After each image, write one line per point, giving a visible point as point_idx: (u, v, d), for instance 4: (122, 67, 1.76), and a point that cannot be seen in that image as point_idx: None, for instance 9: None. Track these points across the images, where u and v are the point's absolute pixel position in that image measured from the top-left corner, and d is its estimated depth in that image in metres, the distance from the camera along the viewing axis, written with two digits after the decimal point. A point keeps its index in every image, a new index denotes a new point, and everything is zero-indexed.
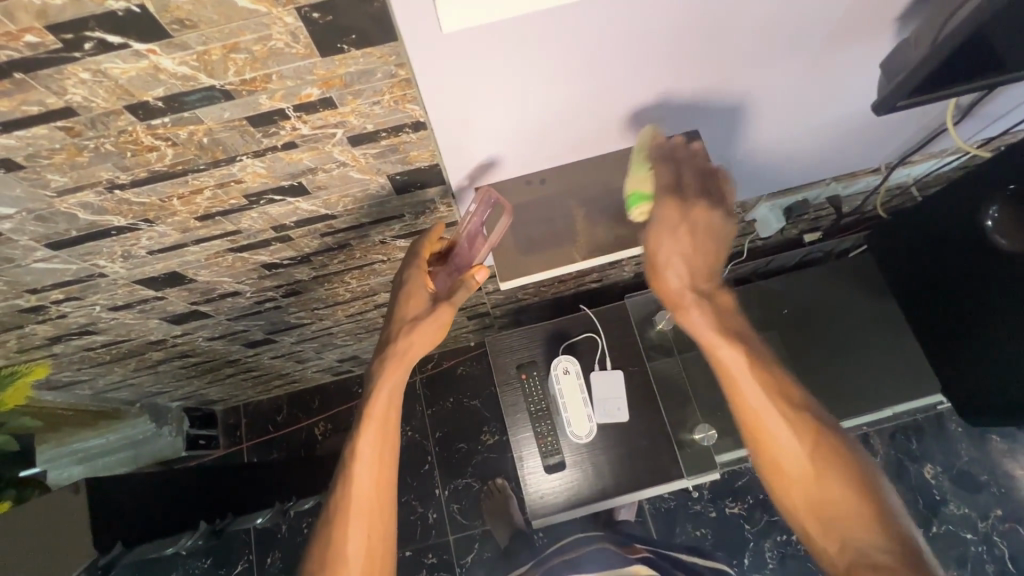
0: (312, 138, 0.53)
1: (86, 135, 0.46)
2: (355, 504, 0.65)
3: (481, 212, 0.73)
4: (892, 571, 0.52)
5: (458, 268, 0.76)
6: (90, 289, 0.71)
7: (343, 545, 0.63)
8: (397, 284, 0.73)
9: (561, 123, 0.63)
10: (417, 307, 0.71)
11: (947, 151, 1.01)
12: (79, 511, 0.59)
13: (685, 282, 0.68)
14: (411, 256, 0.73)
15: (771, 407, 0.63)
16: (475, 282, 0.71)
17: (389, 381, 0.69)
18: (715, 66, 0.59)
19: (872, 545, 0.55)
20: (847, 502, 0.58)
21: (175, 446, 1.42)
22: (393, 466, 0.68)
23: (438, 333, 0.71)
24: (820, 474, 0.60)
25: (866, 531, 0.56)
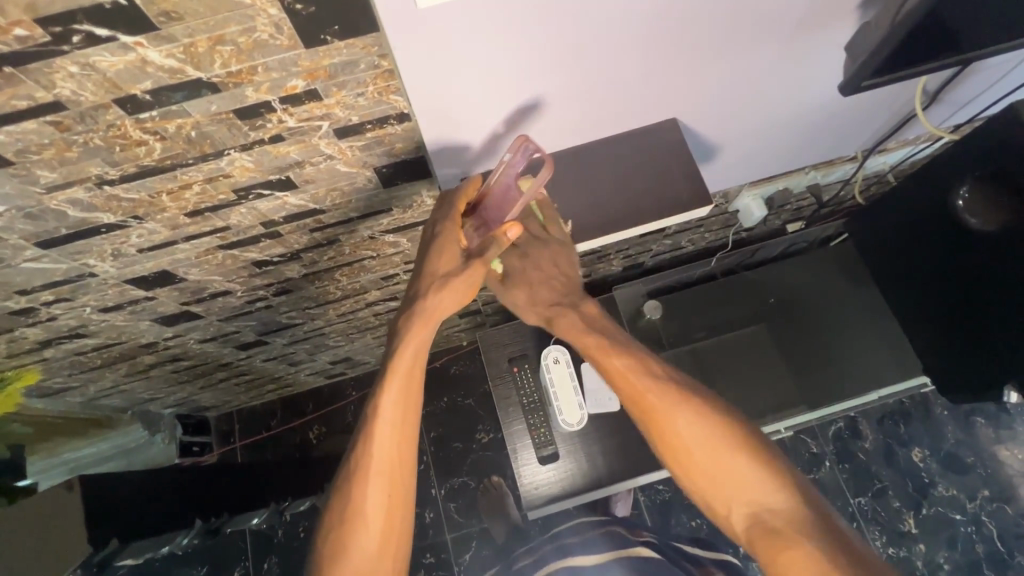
0: (299, 131, 0.54)
1: (75, 129, 0.46)
2: (375, 466, 0.66)
3: (515, 162, 0.65)
4: (787, 529, 0.57)
5: (487, 223, 0.71)
6: (80, 289, 0.72)
7: (363, 501, 0.65)
8: (428, 237, 0.70)
9: (545, 111, 0.66)
10: (448, 263, 0.69)
11: (920, 138, 1.04)
12: (74, 508, 0.59)
13: (555, 302, 0.77)
14: (444, 205, 0.70)
15: (659, 395, 0.67)
16: (506, 238, 0.67)
17: (414, 339, 0.68)
18: (691, 55, 0.61)
19: (767, 504, 0.59)
20: (737, 463, 0.62)
21: (168, 454, 1.43)
22: (414, 426, 0.68)
23: (467, 294, 0.69)
24: (715, 438, 0.64)
25: (755, 493, 0.60)
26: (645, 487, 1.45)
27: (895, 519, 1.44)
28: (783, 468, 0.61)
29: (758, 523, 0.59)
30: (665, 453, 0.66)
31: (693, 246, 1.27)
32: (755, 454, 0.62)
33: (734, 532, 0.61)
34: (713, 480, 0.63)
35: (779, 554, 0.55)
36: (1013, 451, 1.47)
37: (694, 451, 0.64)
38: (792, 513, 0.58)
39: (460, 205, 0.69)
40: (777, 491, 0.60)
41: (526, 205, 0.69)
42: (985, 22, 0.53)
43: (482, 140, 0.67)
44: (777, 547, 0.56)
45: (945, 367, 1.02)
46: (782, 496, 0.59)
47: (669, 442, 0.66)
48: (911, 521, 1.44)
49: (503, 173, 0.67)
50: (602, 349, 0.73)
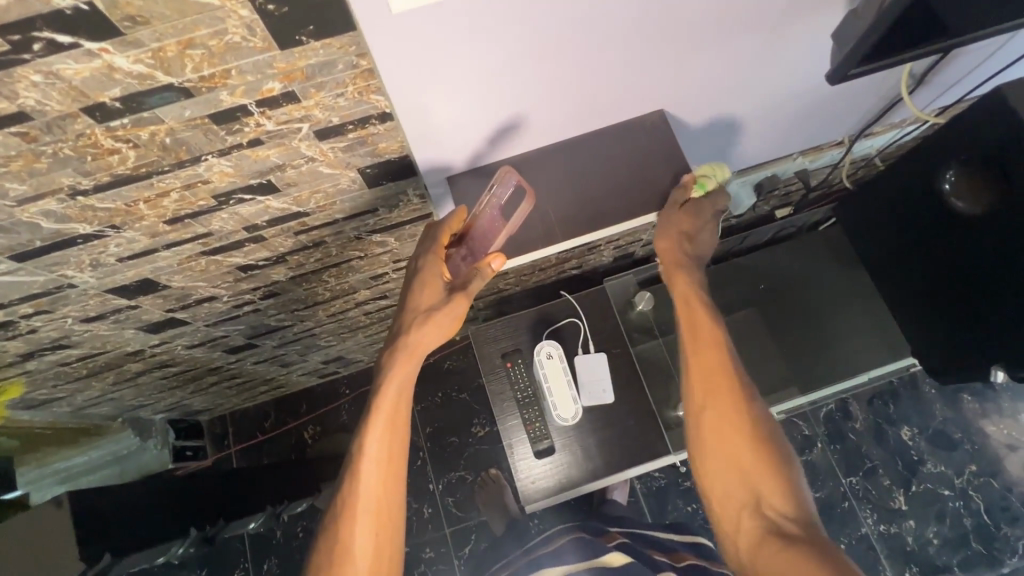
0: (278, 134, 0.53)
1: (43, 140, 0.45)
2: (361, 506, 0.67)
3: (500, 193, 0.71)
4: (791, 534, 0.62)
5: (473, 253, 0.73)
6: (60, 301, 0.70)
7: (350, 543, 0.65)
8: (413, 271, 0.72)
9: (527, 105, 0.64)
10: (431, 296, 0.70)
11: (906, 121, 1.05)
12: (63, 526, 0.58)
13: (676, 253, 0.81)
14: (428, 240, 0.72)
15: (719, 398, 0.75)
16: (490, 269, 0.68)
17: (398, 376, 0.69)
18: (676, 40, 0.61)
19: (781, 514, 0.65)
20: (769, 472, 0.68)
21: (161, 459, 1.41)
22: (400, 466, 0.70)
23: (452, 325, 0.70)
24: (757, 447, 0.71)
25: (774, 496, 0.66)
26: (641, 475, 1.46)
27: (885, 497, 1.47)
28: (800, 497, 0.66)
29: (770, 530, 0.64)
30: (709, 445, 0.73)
31: None
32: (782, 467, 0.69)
33: (738, 532, 0.66)
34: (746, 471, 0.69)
35: (777, 552, 0.60)
36: (999, 425, 1.50)
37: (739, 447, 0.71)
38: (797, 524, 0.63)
39: (445, 237, 0.70)
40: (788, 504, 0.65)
41: (510, 233, 0.70)
42: (969, 7, 0.52)
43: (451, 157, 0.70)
44: (783, 550, 0.60)
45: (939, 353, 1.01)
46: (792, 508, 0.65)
47: (717, 436, 0.73)
48: (901, 498, 1.47)
49: (489, 204, 0.72)
50: (711, 338, 0.79)
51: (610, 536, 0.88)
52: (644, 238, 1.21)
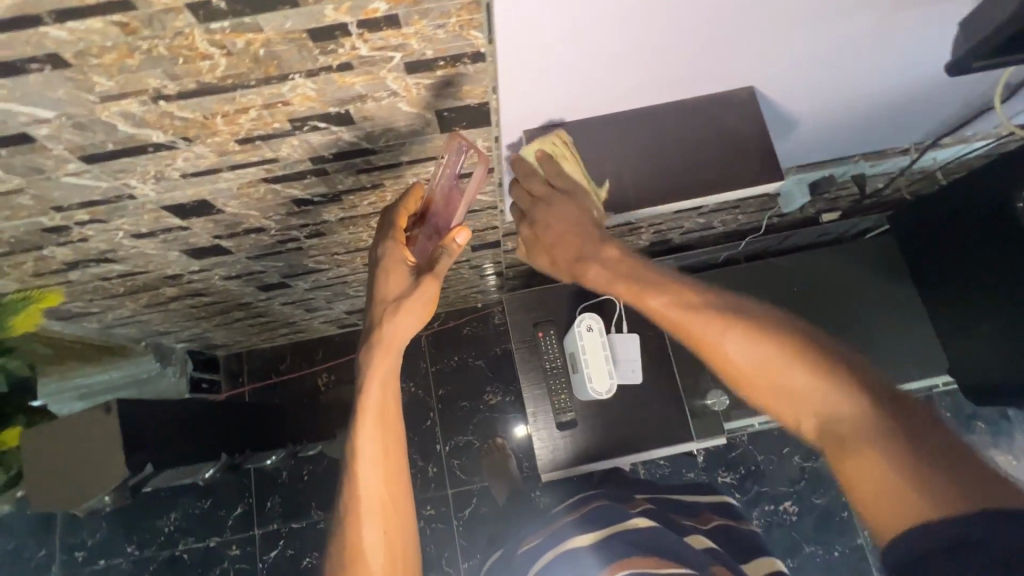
0: (369, 61, 0.51)
1: (141, 34, 0.43)
2: (365, 504, 0.66)
3: (453, 160, 0.69)
4: (854, 434, 0.49)
5: (438, 230, 0.74)
6: (116, 211, 0.69)
7: (359, 541, 0.65)
8: (375, 261, 0.71)
9: (622, 68, 0.61)
10: (398, 282, 0.69)
11: (977, 136, 1.03)
12: (112, 432, 0.59)
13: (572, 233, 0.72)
14: (386, 227, 0.72)
15: (699, 319, 0.60)
16: (456, 244, 0.68)
17: (378, 373, 0.68)
18: (788, 19, 0.57)
19: (834, 410, 0.51)
20: (792, 369, 0.54)
21: (178, 388, 1.42)
22: (399, 456, 0.69)
23: (425, 309, 0.69)
24: (763, 340, 0.56)
25: (822, 399, 0.52)
26: (647, 461, 1.48)
27: None
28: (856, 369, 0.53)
29: (825, 431, 0.52)
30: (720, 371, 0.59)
31: (724, 227, 1.26)
32: (813, 353, 0.54)
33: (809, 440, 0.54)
34: (779, 388, 0.55)
35: (851, 463, 0.49)
36: (1008, 457, 1.50)
37: (757, 366, 0.56)
38: (861, 410, 0.50)
39: (401, 218, 0.71)
40: (838, 396, 0.51)
41: (469, 201, 0.72)
42: None
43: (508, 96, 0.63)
44: (859, 462, 0.48)
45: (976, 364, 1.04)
46: (850, 400, 0.51)
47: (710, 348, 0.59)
48: None
49: (444, 173, 0.70)
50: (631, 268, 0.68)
51: (636, 502, 0.89)
52: (685, 225, 1.20)
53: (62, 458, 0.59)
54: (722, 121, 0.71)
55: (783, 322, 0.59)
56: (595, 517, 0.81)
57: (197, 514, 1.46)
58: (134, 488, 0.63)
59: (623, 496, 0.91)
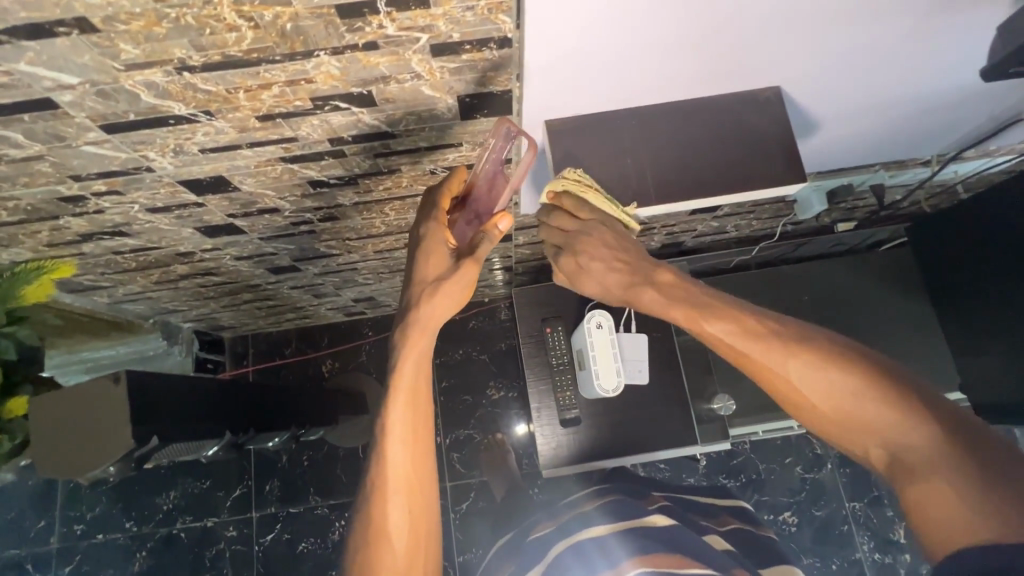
0: (395, 41, 0.51)
1: (169, 1, 0.43)
2: (393, 483, 0.64)
3: (498, 145, 0.68)
4: (922, 466, 0.48)
5: (479, 216, 0.73)
6: (133, 183, 0.69)
7: (385, 521, 0.63)
8: (416, 241, 0.70)
9: (652, 59, 0.60)
10: (437, 264, 0.68)
11: (1001, 151, 1.01)
12: (119, 403, 0.58)
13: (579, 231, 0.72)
14: (428, 208, 0.71)
15: (763, 347, 0.58)
16: (498, 231, 0.69)
17: (412, 353, 0.66)
18: (822, 18, 0.56)
19: (903, 441, 0.50)
20: (862, 400, 0.52)
21: (183, 366, 1.43)
22: (427, 441, 0.67)
23: (464, 294, 0.68)
24: (828, 370, 0.54)
25: (895, 427, 0.50)
26: (647, 464, 1.47)
27: (886, 528, 1.46)
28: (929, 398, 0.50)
29: (895, 463, 0.50)
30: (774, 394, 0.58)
31: (738, 232, 1.25)
32: (883, 384, 0.51)
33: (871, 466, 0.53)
34: (838, 415, 0.54)
35: (925, 500, 0.46)
36: None
37: (815, 391, 0.55)
38: (928, 443, 0.48)
39: (445, 201, 0.70)
40: (914, 425, 0.49)
41: (515, 188, 0.71)
42: None
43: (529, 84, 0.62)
44: (928, 490, 0.46)
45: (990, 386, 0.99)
46: (925, 434, 0.48)
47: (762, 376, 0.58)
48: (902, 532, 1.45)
49: (489, 158, 0.70)
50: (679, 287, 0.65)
51: (653, 499, 0.87)
52: (699, 228, 1.20)
53: (70, 425, 0.59)
54: (747, 119, 0.70)
55: (842, 343, 0.57)
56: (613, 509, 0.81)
57: (196, 494, 1.46)
58: (139, 461, 0.62)
59: (638, 492, 0.90)
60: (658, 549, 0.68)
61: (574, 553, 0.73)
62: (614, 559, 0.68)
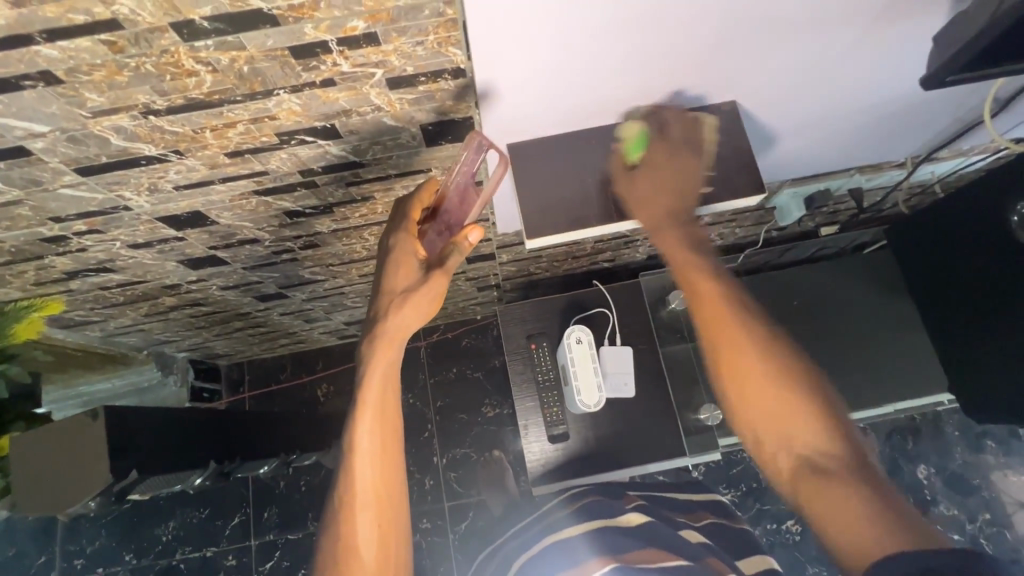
0: (351, 77, 0.53)
1: (128, 52, 0.45)
2: (361, 496, 0.64)
3: (468, 162, 0.67)
4: (832, 473, 0.58)
5: (449, 227, 0.72)
6: (112, 222, 0.71)
7: (353, 537, 0.63)
8: (385, 252, 0.69)
9: (608, 77, 0.61)
10: (407, 276, 0.67)
11: (975, 150, 1.01)
12: (96, 438, 0.59)
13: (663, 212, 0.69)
14: (398, 218, 0.69)
15: (732, 330, 0.66)
16: (467, 244, 0.66)
17: (379, 365, 0.66)
18: (766, 34, 0.57)
19: (814, 449, 0.60)
20: (796, 407, 0.62)
21: (179, 397, 1.45)
22: (395, 453, 0.67)
23: (433, 306, 0.67)
24: (775, 377, 0.64)
25: (812, 436, 0.61)
26: (646, 476, 1.46)
27: None
28: (847, 429, 0.62)
29: (805, 467, 0.60)
30: (724, 381, 0.66)
31: (722, 240, 1.25)
32: (818, 403, 0.63)
33: (776, 471, 0.63)
34: (771, 410, 0.63)
35: (820, 500, 0.57)
36: (1019, 477, 1.46)
37: (760, 380, 0.64)
38: (840, 460, 0.59)
39: (415, 212, 0.69)
40: (824, 438, 0.61)
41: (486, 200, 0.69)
42: None
43: (488, 107, 0.62)
44: (828, 488, 0.57)
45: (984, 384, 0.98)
46: (835, 444, 0.60)
47: (728, 358, 0.66)
48: None
49: (458, 173, 0.68)
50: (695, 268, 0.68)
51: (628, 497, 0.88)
52: None
53: (50, 462, 0.60)
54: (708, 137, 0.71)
55: (791, 350, 0.66)
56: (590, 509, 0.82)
57: (195, 523, 1.46)
58: (117, 496, 0.63)
59: (615, 491, 0.90)
60: (634, 544, 0.70)
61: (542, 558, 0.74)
62: (587, 553, 0.69)
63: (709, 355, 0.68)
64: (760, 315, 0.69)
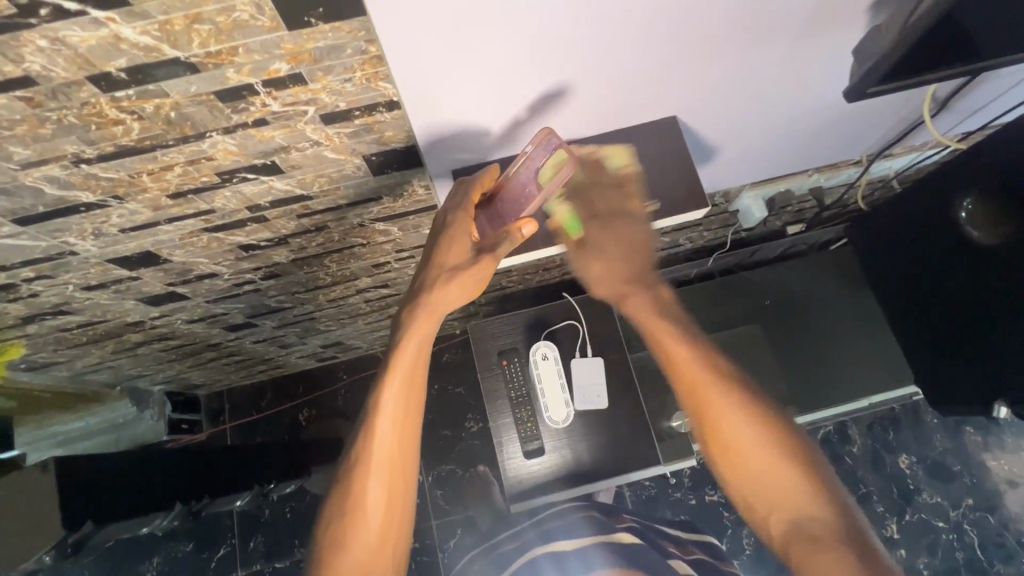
0: (284, 115, 0.53)
1: (47, 106, 0.45)
2: (376, 459, 0.65)
3: (536, 155, 0.68)
4: (822, 539, 0.59)
5: (502, 216, 0.71)
6: (61, 267, 0.70)
7: (365, 499, 0.65)
8: (440, 224, 0.69)
9: (543, 101, 0.62)
10: (459, 254, 0.68)
11: (928, 144, 1.03)
12: (48, 486, 0.59)
13: (625, 282, 0.77)
14: (457, 195, 0.68)
15: (729, 404, 0.68)
16: (522, 234, 0.67)
17: (416, 335, 0.68)
18: (693, 54, 0.59)
19: (806, 514, 0.62)
20: (791, 478, 0.64)
21: (155, 430, 1.42)
22: (415, 424, 0.68)
23: (476, 288, 0.69)
24: (771, 447, 0.66)
25: (798, 501, 0.62)
26: (632, 483, 1.45)
27: (878, 524, 1.44)
28: (835, 490, 0.63)
29: (801, 535, 0.61)
30: (716, 455, 0.68)
31: (691, 245, 1.27)
32: (807, 467, 0.64)
33: (770, 538, 0.64)
34: (764, 481, 0.65)
35: (812, 560, 0.58)
36: (1000, 460, 1.47)
37: (744, 445, 0.66)
38: (826, 526, 0.60)
39: (477, 193, 0.68)
40: (819, 505, 0.62)
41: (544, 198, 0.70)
42: (990, 29, 0.51)
43: (527, 107, 0.62)
44: (819, 555, 0.58)
45: (947, 375, 0.99)
46: (826, 512, 0.61)
47: (712, 429, 0.68)
48: (894, 527, 1.43)
49: (524, 165, 0.69)
50: (687, 359, 0.72)
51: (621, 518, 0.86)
52: (651, 245, 1.21)
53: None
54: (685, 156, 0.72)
55: (790, 422, 0.68)
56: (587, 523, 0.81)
57: (180, 557, 1.44)
58: (72, 548, 0.62)
59: (608, 510, 0.89)
60: (629, 560, 0.69)
61: (553, 559, 0.73)
62: (590, 563, 0.68)
63: (693, 424, 0.71)
64: (745, 381, 0.71)
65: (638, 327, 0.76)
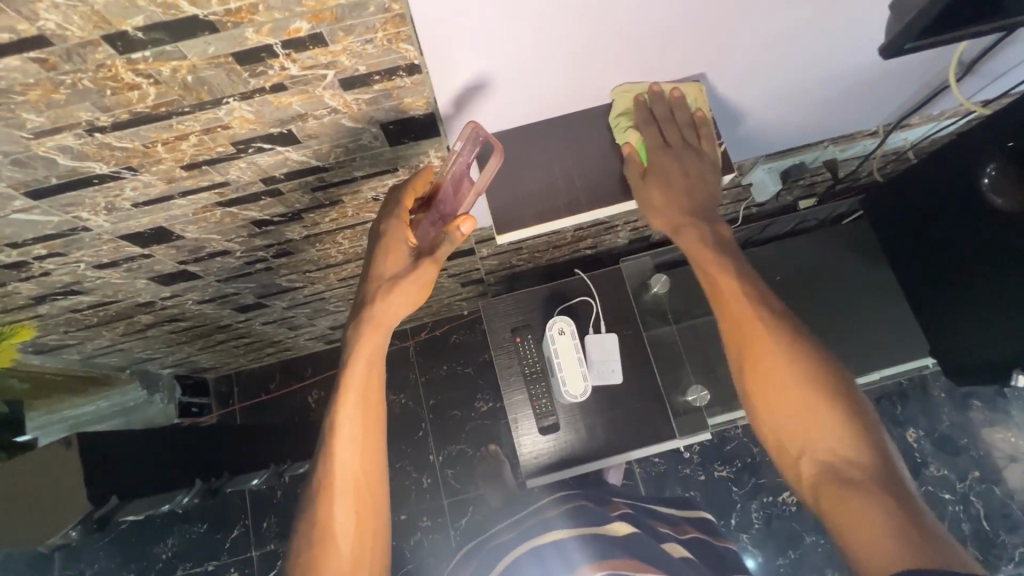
0: (302, 80, 0.51)
1: (61, 68, 0.43)
2: (339, 483, 0.63)
3: (467, 151, 0.65)
4: (858, 483, 0.56)
5: (443, 217, 0.71)
6: (73, 244, 0.69)
7: (331, 518, 0.62)
8: (375, 239, 0.69)
9: (565, 65, 0.62)
10: (396, 263, 0.68)
11: (947, 113, 1.02)
12: (72, 462, 0.59)
13: (680, 216, 0.73)
14: (390, 204, 0.69)
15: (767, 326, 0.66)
16: (460, 233, 0.64)
17: (365, 352, 0.67)
18: (718, 14, 0.58)
19: (840, 456, 0.59)
20: (820, 409, 0.61)
21: (167, 413, 1.42)
22: (377, 444, 0.67)
23: (421, 293, 0.69)
24: (796, 376, 0.63)
25: (835, 442, 0.60)
26: (642, 459, 1.46)
27: None
28: (876, 436, 0.60)
29: (832, 474, 0.59)
30: (746, 378, 0.67)
31: None
32: (840, 400, 0.62)
33: (799, 480, 0.61)
34: (784, 408, 0.63)
35: (841, 506, 0.56)
36: (1006, 433, 1.49)
37: (784, 386, 0.63)
38: (863, 468, 0.57)
39: (409, 198, 0.68)
40: (851, 444, 0.59)
41: (479, 193, 0.66)
42: None
43: (450, 99, 0.61)
44: (848, 494, 0.56)
45: (965, 344, 0.99)
46: (860, 454, 0.58)
47: (742, 347, 0.67)
48: None
49: (456, 161, 0.66)
50: (724, 272, 0.70)
51: (614, 505, 0.87)
52: None
53: (27, 494, 0.60)
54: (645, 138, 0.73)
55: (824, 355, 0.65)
56: (579, 514, 0.81)
57: (194, 538, 1.45)
58: (97, 524, 0.61)
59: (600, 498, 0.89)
60: (619, 554, 0.67)
61: (534, 556, 0.72)
62: (577, 560, 0.67)
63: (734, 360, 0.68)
64: (794, 320, 0.67)
65: (692, 260, 0.73)
